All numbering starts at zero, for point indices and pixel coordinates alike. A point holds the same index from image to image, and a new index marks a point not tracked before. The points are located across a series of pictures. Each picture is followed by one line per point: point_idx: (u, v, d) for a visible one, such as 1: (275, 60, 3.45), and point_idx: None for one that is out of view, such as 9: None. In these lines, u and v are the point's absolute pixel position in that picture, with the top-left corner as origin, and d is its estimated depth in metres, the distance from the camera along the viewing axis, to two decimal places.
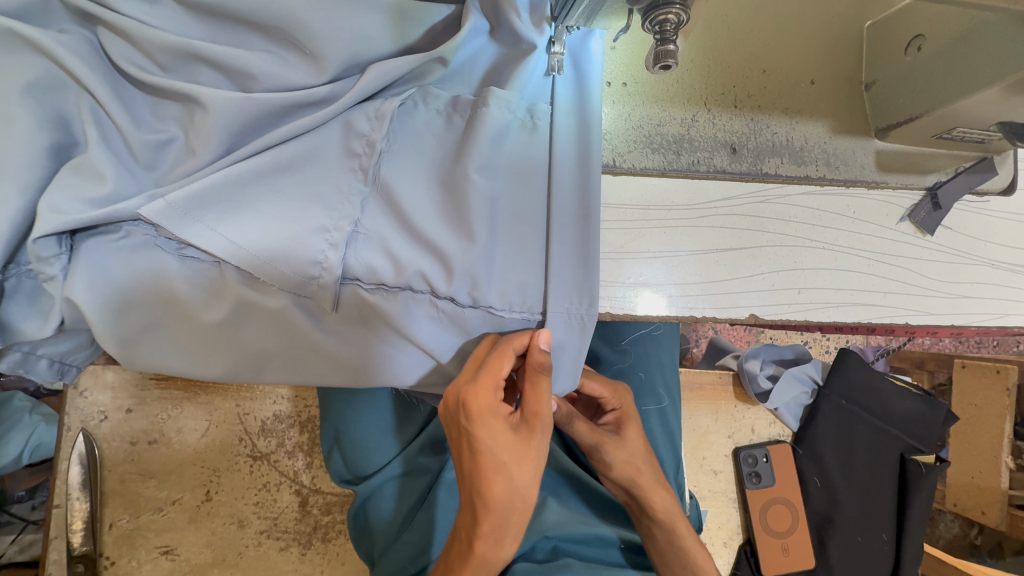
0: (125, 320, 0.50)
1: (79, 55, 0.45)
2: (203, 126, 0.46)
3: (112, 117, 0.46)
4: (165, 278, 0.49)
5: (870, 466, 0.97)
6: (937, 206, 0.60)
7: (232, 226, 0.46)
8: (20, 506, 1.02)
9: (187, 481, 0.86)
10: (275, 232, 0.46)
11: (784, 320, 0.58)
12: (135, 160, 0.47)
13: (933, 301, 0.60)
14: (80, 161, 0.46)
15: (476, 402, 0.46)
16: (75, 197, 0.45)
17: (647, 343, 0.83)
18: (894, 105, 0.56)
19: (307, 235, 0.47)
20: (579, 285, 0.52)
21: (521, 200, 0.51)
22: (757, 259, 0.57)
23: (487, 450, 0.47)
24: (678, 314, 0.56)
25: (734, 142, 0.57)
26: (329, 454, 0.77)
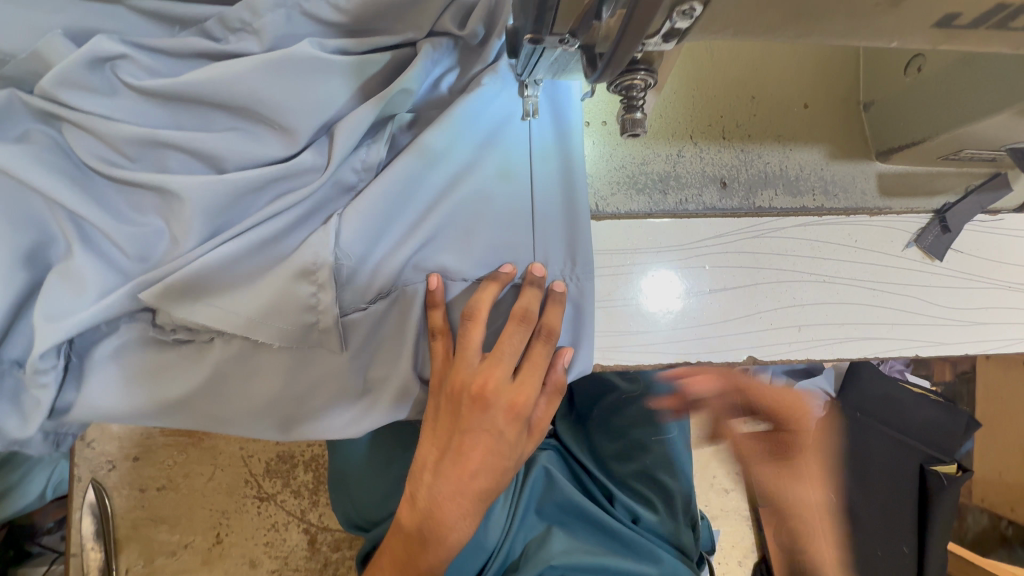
0: (143, 405, 0.51)
1: (44, 162, 0.44)
2: (181, 215, 0.45)
3: (85, 216, 0.44)
4: (163, 361, 0.51)
5: (887, 478, 0.94)
6: (946, 229, 0.56)
7: (223, 296, 0.46)
8: (49, 537, 0.98)
9: (198, 524, 0.86)
10: (266, 288, 0.45)
11: (785, 361, 0.55)
12: (116, 254, 0.46)
13: (943, 330, 0.56)
14: (64, 267, 0.45)
15: (524, 402, 0.47)
16: (68, 302, 0.45)
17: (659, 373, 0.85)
18: (896, 129, 0.53)
19: (290, 282, 0.45)
20: (567, 252, 0.52)
21: (510, 229, 0.50)
22: (753, 298, 0.55)
23: (510, 450, 0.48)
24: (672, 360, 0.54)
25: (724, 176, 0.55)
26: (336, 496, 0.77)
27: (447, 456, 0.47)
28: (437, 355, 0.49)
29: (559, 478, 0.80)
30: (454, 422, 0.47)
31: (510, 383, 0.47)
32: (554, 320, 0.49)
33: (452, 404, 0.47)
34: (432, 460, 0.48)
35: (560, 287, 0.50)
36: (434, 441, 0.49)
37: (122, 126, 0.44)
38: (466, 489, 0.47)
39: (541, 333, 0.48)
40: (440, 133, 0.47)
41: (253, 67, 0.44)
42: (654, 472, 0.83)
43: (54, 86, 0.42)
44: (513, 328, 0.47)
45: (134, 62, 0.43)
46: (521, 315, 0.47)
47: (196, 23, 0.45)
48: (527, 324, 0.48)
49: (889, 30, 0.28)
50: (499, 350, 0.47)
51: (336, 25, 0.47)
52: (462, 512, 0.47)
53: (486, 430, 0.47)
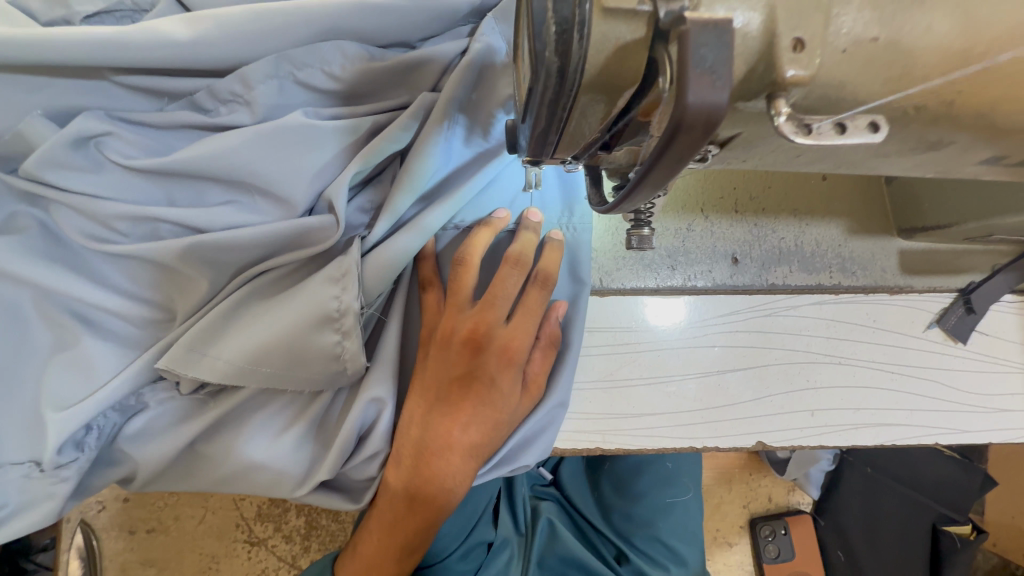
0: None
1: (32, 253, 0.42)
2: (192, 290, 0.43)
3: (73, 296, 0.42)
4: (150, 429, 0.44)
5: (898, 536, 0.90)
6: (971, 311, 0.53)
7: (224, 346, 0.41)
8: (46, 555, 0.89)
9: (187, 568, 0.84)
10: (276, 338, 0.41)
11: (797, 446, 0.52)
12: (117, 329, 0.44)
13: (967, 417, 0.53)
14: (64, 354, 0.43)
15: (519, 348, 0.44)
16: (77, 388, 0.42)
17: None
18: (918, 208, 0.50)
19: (312, 330, 0.41)
20: (565, 196, 0.50)
21: (508, 197, 0.50)
22: (764, 381, 0.52)
23: (503, 402, 0.44)
24: (677, 444, 0.51)
25: (736, 252, 0.52)
26: None
27: (438, 407, 0.44)
28: (427, 308, 0.47)
29: (564, 534, 0.77)
30: (445, 369, 0.44)
31: (504, 327, 0.44)
32: (550, 264, 0.46)
33: (443, 352, 0.44)
34: (421, 412, 0.44)
35: (557, 235, 0.47)
36: (422, 393, 0.44)
37: (111, 204, 0.41)
38: (458, 440, 0.43)
39: (537, 279, 0.45)
40: (407, 197, 0.45)
41: (245, 140, 0.41)
42: (666, 536, 0.80)
43: (37, 168, 0.40)
44: (508, 271, 0.44)
45: (120, 138, 0.41)
46: (517, 259, 0.44)
47: (185, 95, 0.43)
48: (523, 263, 0.45)
49: (931, 166, 0.26)
50: (492, 295, 0.44)
51: (331, 93, 0.45)
52: (452, 466, 0.43)
53: (478, 378, 0.43)
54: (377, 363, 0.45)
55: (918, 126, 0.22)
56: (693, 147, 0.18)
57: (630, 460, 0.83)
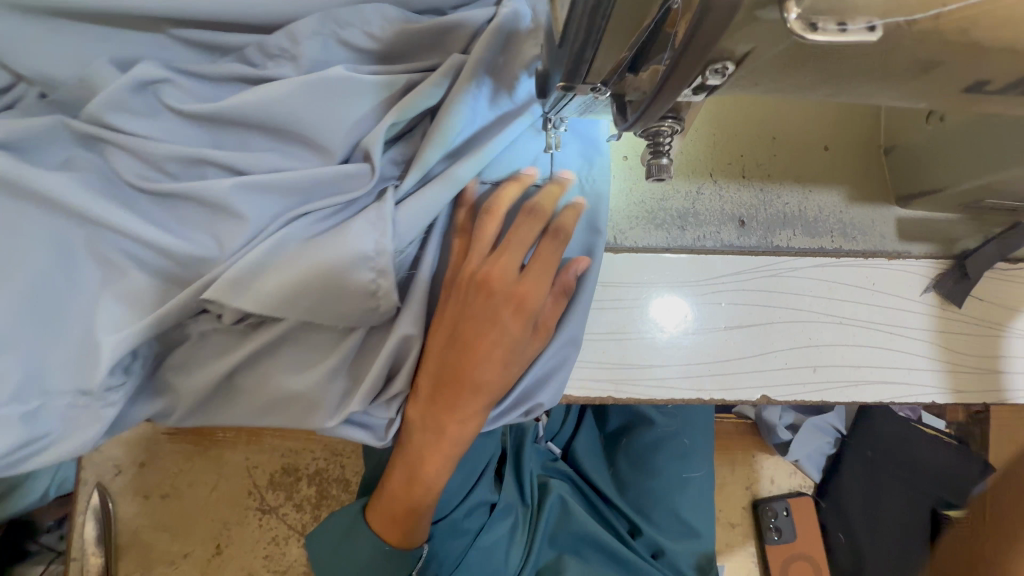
0: (178, 419, 0.51)
1: (90, 188, 0.45)
2: (234, 230, 0.46)
3: (123, 232, 0.45)
4: (195, 360, 0.49)
5: (900, 519, 0.92)
6: (965, 276, 0.56)
7: (265, 279, 0.44)
8: (48, 536, 0.92)
9: (199, 534, 0.86)
10: (312, 273, 0.44)
11: (800, 401, 0.55)
12: (161, 265, 0.46)
13: (963, 378, 0.56)
14: (115, 286, 0.46)
15: (529, 297, 0.47)
16: (128, 314, 0.46)
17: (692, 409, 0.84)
18: (915, 176, 0.53)
19: (346, 268, 0.44)
20: (582, 154, 0.52)
21: (528, 157, 0.53)
22: (769, 338, 0.55)
23: (512, 346, 0.47)
24: (685, 395, 0.54)
25: (742, 215, 0.55)
26: None
27: (453, 348, 0.47)
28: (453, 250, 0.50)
29: (577, 509, 0.80)
30: (461, 312, 0.47)
31: (518, 275, 0.47)
32: (567, 220, 0.49)
33: (463, 293, 0.47)
34: (438, 350, 0.47)
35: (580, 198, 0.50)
36: (442, 332, 0.47)
37: (164, 146, 0.45)
38: (468, 377, 0.46)
39: (551, 230, 0.48)
40: (438, 150, 0.48)
41: (289, 89, 0.45)
42: (681, 509, 0.82)
43: (101, 109, 0.43)
44: (524, 220, 0.48)
45: (176, 86, 0.45)
46: (532, 209, 0.48)
47: (236, 50, 0.47)
48: (538, 214, 0.48)
49: (923, 90, 0.29)
50: (509, 242, 0.47)
51: (369, 51, 0.48)
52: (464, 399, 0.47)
53: (491, 322, 0.46)
54: (405, 304, 0.47)
55: (910, 44, 0.26)
56: (713, 33, 0.23)
57: (647, 437, 0.84)
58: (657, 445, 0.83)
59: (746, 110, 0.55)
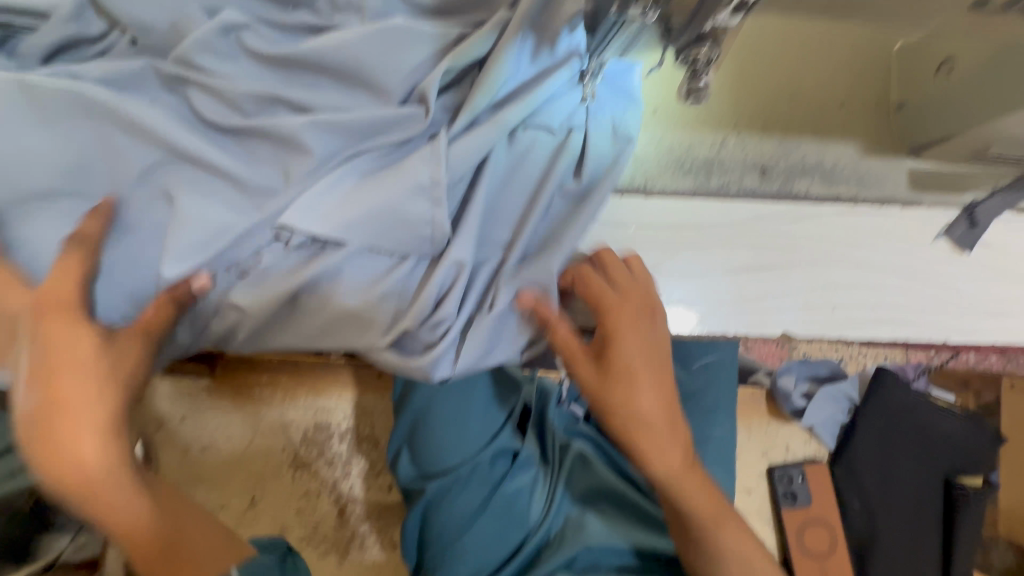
0: (240, 342, 0.54)
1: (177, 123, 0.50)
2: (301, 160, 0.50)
3: (208, 166, 0.50)
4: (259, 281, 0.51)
5: (911, 483, 0.96)
6: (974, 224, 0.59)
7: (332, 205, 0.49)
8: None
9: (235, 486, 0.90)
10: (374, 200, 0.49)
11: (816, 339, 0.59)
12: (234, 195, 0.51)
13: (974, 320, 0.59)
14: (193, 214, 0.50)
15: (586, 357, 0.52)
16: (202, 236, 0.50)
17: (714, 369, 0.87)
18: (924, 127, 0.57)
19: (405, 196, 0.49)
20: (619, 102, 0.56)
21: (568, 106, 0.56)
22: (789, 279, 0.58)
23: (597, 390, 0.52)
24: (709, 330, 0.58)
25: (764, 164, 0.59)
26: (397, 455, 0.79)
27: None
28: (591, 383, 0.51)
29: (596, 463, 0.83)
30: None
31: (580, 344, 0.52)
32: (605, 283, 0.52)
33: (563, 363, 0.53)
34: None
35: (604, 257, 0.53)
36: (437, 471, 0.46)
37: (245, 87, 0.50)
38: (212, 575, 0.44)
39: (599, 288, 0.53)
40: (485, 97, 0.52)
41: (357, 34, 0.49)
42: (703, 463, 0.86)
43: (193, 50, 0.49)
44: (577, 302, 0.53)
45: (255, 32, 0.50)
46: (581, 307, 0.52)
47: (306, 2, 0.52)
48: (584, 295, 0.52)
49: None
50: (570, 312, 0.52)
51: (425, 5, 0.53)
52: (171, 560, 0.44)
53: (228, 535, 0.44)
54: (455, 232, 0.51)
55: None
56: None
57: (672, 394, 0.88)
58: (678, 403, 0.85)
59: (767, 64, 0.60)
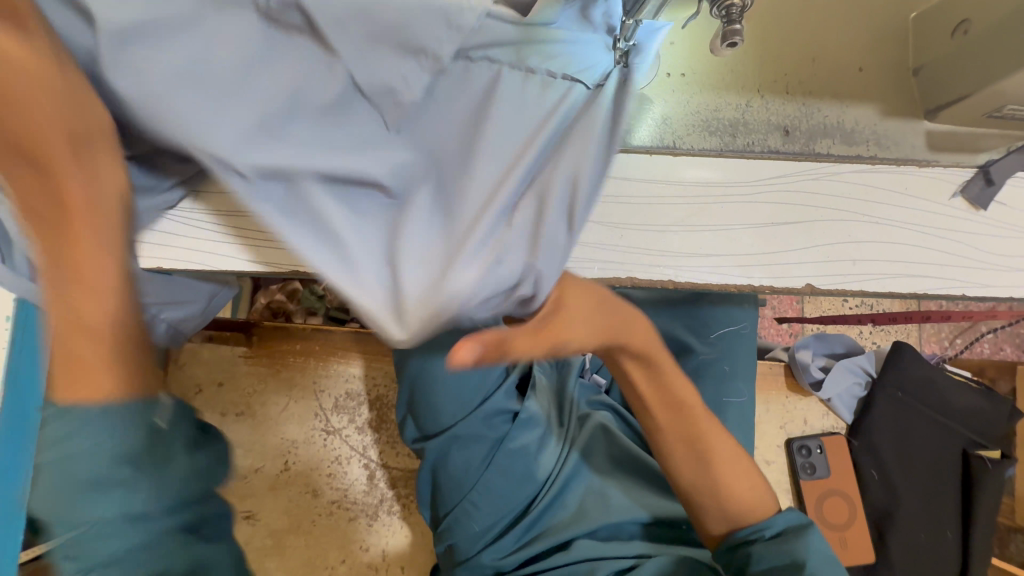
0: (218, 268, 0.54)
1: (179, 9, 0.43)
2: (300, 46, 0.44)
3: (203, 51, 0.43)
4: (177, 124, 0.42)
5: (930, 456, 0.97)
6: (989, 182, 0.62)
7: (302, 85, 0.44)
8: None
9: (269, 451, 0.93)
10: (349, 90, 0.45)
11: (839, 291, 0.61)
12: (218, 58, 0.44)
13: (988, 274, 0.62)
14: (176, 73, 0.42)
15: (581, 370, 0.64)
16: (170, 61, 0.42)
17: (734, 340, 0.90)
18: (942, 89, 0.60)
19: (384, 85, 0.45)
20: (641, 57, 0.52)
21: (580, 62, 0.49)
22: (811, 233, 0.61)
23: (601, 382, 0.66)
24: (735, 282, 0.61)
25: (787, 125, 0.62)
26: (404, 419, 0.84)
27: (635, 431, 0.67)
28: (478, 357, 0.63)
29: (617, 432, 0.85)
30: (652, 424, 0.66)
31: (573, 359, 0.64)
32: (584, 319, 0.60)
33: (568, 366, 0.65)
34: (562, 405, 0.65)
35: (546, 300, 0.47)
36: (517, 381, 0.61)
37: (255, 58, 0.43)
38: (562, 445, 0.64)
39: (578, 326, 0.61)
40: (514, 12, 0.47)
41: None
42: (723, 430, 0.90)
43: None
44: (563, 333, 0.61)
45: None
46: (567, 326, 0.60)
47: None
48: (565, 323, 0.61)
49: None
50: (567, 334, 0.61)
51: None
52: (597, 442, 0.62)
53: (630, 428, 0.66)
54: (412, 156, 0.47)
55: None
56: None
57: (689, 364, 0.90)
58: (700, 371, 0.90)
59: (789, 33, 0.63)
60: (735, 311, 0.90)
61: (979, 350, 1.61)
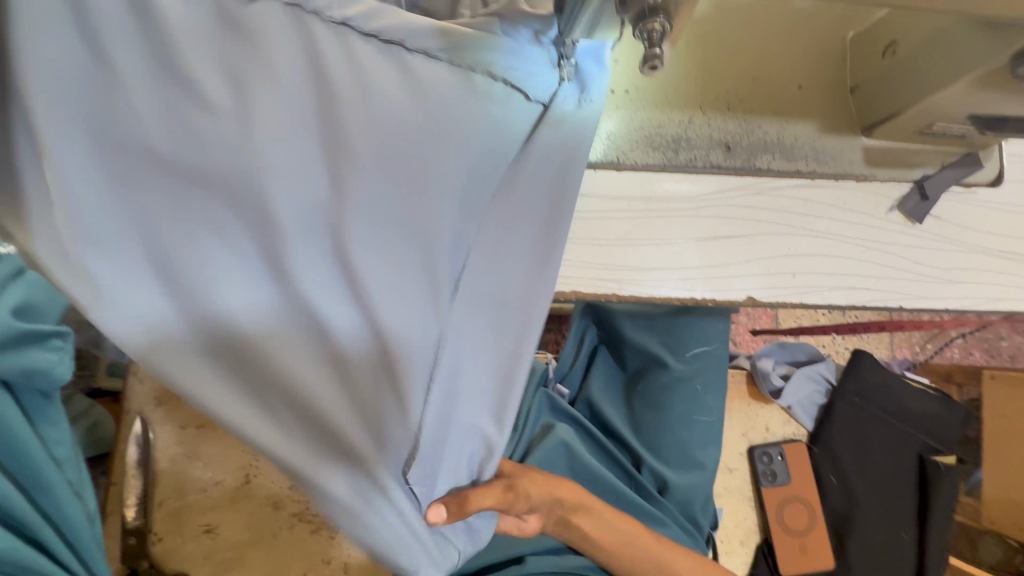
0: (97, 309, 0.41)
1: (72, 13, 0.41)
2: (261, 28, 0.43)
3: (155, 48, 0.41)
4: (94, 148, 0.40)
5: (887, 463, 0.99)
6: (925, 197, 0.64)
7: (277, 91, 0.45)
8: None
9: (231, 462, 0.93)
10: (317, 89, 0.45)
11: (780, 302, 0.62)
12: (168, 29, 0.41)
13: (925, 286, 0.63)
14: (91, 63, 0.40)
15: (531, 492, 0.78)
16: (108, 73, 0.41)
17: (710, 359, 0.90)
18: (876, 106, 0.61)
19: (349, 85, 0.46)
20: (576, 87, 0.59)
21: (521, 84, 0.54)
22: (751, 246, 0.62)
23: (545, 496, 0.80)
24: (679, 295, 0.62)
25: (728, 141, 0.64)
26: None
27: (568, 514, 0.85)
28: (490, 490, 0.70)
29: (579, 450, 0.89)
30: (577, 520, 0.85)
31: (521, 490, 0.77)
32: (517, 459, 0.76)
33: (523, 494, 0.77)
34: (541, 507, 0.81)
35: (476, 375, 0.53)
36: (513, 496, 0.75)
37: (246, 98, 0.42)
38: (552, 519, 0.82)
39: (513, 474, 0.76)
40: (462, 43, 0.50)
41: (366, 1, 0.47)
42: (684, 439, 0.91)
43: None
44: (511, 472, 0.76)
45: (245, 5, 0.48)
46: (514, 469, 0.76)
47: None
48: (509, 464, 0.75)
49: None
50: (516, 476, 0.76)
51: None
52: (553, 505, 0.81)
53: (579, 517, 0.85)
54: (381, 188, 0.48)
55: None
56: None
57: (663, 379, 0.90)
58: (672, 386, 0.90)
59: (728, 52, 0.65)
60: (713, 329, 0.89)
61: (948, 355, 1.64)
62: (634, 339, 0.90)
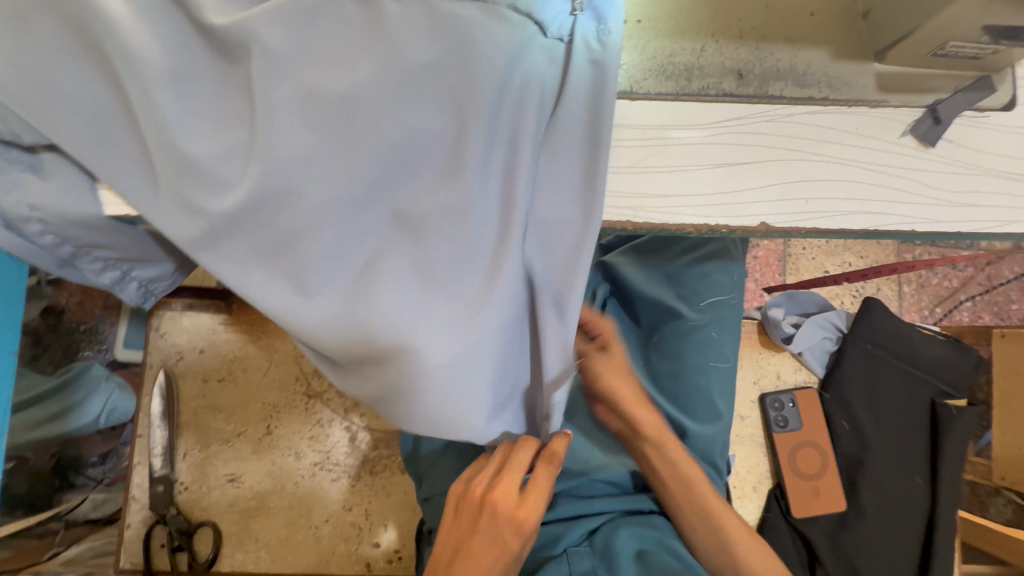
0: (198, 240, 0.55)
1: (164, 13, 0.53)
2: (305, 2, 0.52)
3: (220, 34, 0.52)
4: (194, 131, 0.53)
5: (897, 407, 1.00)
6: (937, 120, 0.64)
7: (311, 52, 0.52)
8: (94, 468, 1.31)
9: (251, 415, 0.95)
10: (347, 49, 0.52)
11: (794, 228, 0.63)
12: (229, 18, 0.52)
13: (936, 209, 0.64)
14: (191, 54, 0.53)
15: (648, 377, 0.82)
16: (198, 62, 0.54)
17: (725, 310, 0.92)
18: (891, 27, 0.61)
19: (373, 43, 0.53)
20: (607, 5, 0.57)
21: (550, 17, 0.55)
22: (765, 172, 0.63)
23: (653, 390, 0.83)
24: (693, 222, 0.62)
25: (740, 69, 0.64)
26: None
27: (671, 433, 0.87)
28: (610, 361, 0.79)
29: None
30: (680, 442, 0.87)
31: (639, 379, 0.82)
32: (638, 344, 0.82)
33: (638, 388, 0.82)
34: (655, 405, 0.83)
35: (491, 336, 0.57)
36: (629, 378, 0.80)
37: (306, 72, 0.52)
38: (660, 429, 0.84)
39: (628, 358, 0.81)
40: None
41: None
42: (702, 386, 0.92)
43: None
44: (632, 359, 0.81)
45: None
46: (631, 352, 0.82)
47: None
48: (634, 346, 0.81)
49: None
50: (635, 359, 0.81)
51: None
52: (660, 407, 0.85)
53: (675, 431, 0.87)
54: (408, 131, 0.53)
55: None
56: None
57: (678, 328, 0.92)
58: (686, 333, 0.92)
59: None
60: (725, 280, 0.92)
61: (957, 318, 1.64)
62: (645, 291, 0.94)
